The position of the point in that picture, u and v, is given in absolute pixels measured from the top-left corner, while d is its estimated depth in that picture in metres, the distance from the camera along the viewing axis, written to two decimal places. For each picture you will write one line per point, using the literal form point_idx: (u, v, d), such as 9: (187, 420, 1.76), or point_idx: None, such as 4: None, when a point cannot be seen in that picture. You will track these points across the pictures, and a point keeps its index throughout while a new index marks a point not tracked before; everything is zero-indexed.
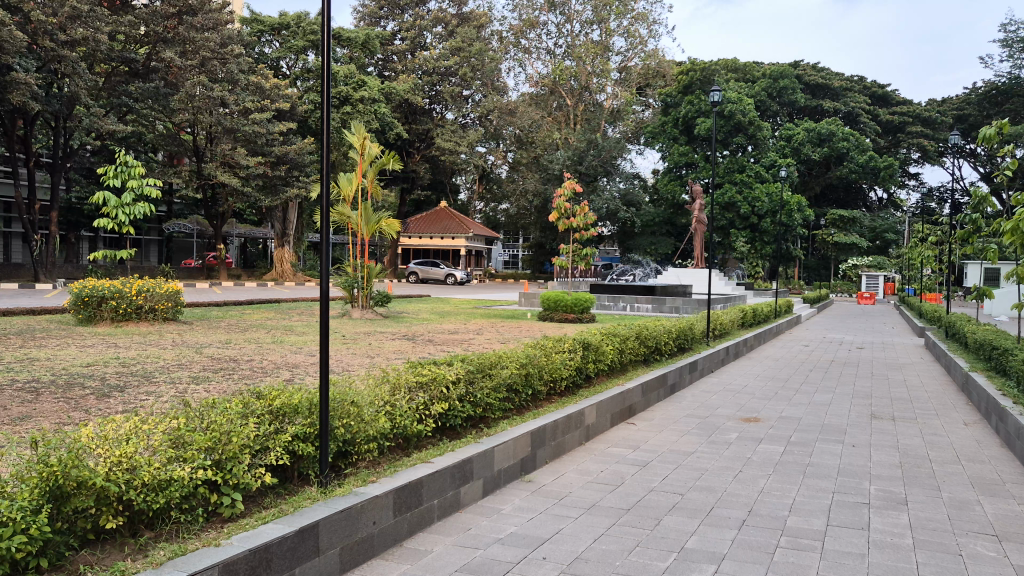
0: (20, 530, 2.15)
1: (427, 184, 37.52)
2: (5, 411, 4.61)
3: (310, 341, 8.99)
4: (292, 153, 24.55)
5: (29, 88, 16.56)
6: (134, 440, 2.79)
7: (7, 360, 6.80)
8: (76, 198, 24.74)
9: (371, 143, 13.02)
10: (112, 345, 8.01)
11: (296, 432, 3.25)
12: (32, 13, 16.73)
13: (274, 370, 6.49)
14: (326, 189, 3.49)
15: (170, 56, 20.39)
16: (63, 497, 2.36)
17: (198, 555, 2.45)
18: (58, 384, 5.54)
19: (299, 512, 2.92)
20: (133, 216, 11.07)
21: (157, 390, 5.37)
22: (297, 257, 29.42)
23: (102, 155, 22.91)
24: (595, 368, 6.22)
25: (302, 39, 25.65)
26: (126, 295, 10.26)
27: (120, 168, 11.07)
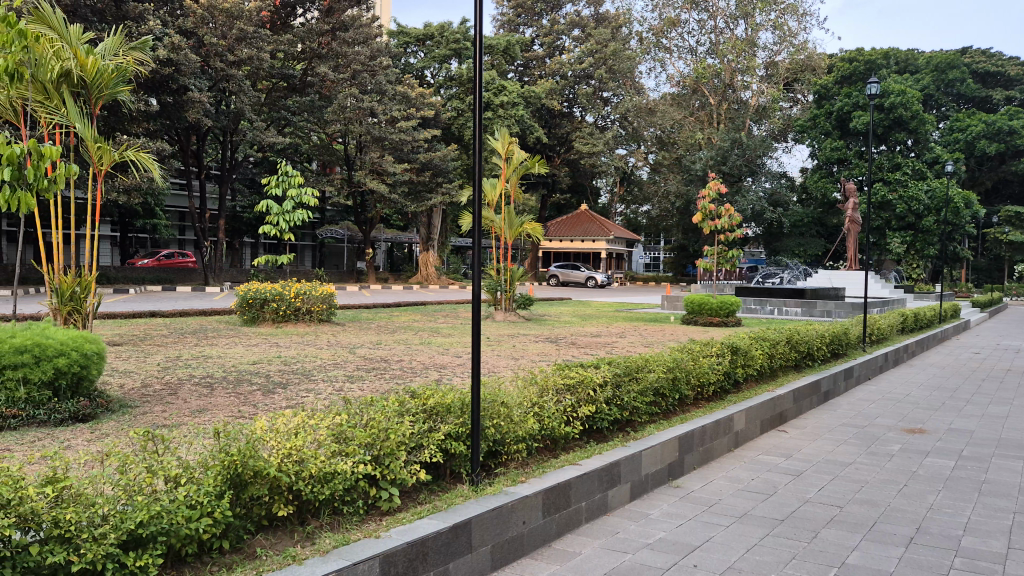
0: (206, 513, 2.35)
1: (567, 188, 37.71)
2: (183, 404, 4.99)
3: (457, 342, 9.23)
4: (437, 159, 25.22)
5: (203, 107, 17.92)
6: (302, 433, 2.96)
7: (186, 356, 7.39)
8: (240, 207, 26.53)
9: (516, 147, 13.24)
10: (275, 345, 8.54)
11: (449, 431, 3.35)
12: (206, 37, 18.13)
13: (424, 370, 6.71)
14: (479, 190, 3.59)
15: (325, 70, 21.43)
16: (242, 485, 2.57)
17: (361, 546, 2.56)
18: (230, 380, 5.97)
19: (454, 508, 3.01)
20: (293, 223, 11.68)
21: (316, 387, 5.68)
22: (441, 261, 30.30)
23: (263, 166, 24.44)
24: (743, 373, 6.04)
25: (446, 48, 26.40)
26: (286, 297, 10.88)
27: (281, 178, 11.72)
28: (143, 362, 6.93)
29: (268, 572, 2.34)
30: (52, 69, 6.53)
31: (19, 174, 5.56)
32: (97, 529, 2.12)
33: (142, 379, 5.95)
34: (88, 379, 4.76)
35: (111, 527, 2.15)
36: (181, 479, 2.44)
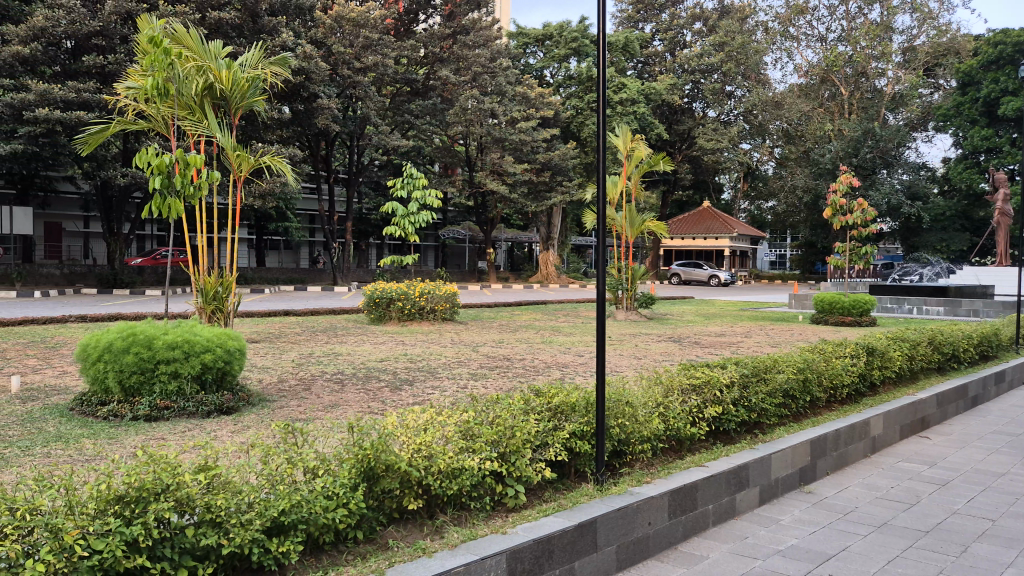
0: (342, 504, 2.47)
1: (689, 185, 36.96)
2: (318, 399, 5.19)
3: (578, 342, 9.18)
4: (556, 158, 25.23)
5: (331, 112, 18.63)
6: (431, 429, 3.03)
7: (318, 354, 7.70)
8: (366, 209, 27.44)
9: (639, 144, 13.03)
10: (402, 343, 8.79)
11: (574, 429, 3.35)
12: (334, 46, 18.89)
13: (546, 369, 6.72)
14: (604, 186, 3.57)
15: (446, 73, 21.88)
16: (374, 478, 2.66)
17: (488, 541, 2.59)
18: (360, 377, 6.19)
19: (578, 507, 3.01)
20: (418, 224, 11.91)
21: (442, 385, 5.80)
22: (561, 259, 30.31)
23: (389, 169, 25.18)
24: (881, 375, 5.74)
25: (565, 47, 26.37)
26: (411, 296, 11.17)
27: (406, 180, 12.01)
28: (279, 359, 7.26)
29: (399, 563, 2.41)
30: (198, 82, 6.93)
31: (168, 181, 5.98)
32: (244, 515, 2.25)
33: (278, 375, 6.25)
34: (231, 373, 5.06)
35: (258, 514, 2.28)
36: (319, 471, 2.56)
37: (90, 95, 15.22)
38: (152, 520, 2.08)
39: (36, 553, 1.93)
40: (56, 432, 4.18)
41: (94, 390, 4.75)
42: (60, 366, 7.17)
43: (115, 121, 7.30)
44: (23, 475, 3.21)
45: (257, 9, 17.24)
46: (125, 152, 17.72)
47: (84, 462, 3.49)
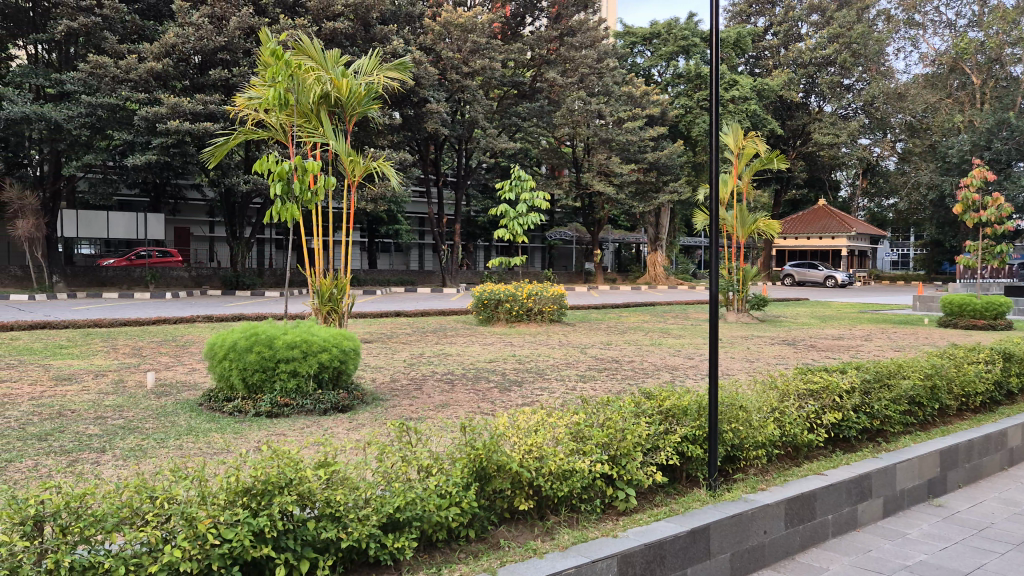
0: (455, 503, 2.51)
1: (804, 183, 35.73)
2: (429, 399, 5.30)
3: (688, 344, 9.02)
4: (664, 158, 24.75)
5: (440, 116, 18.98)
6: (542, 431, 3.04)
7: (428, 354, 7.85)
8: (474, 212, 27.83)
9: (749, 142, 12.64)
10: (509, 344, 8.88)
11: (685, 433, 3.29)
12: (443, 52, 19.21)
13: (656, 371, 6.63)
14: (717, 184, 3.49)
15: (553, 76, 21.97)
16: (486, 478, 2.70)
17: (599, 544, 2.58)
18: (470, 377, 6.28)
19: (691, 512, 2.95)
20: (525, 227, 11.92)
21: (551, 386, 5.80)
22: (669, 260, 29.83)
23: (497, 171, 25.48)
24: (1019, 383, 5.38)
25: (673, 46, 25.90)
26: (519, 298, 11.25)
27: (514, 182, 11.99)
28: (391, 359, 7.46)
29: (511, 562, 2.43)
30: (314, 93, 7.19)
31: (288, 188, 6.23)
32: (362, 511, 2.33)
33: (391, 374, 6.44)
34: (347, 372, 5.23)
35: (374, 510, 2.36)
36: (432, 470, 2.62)
37: (215, 107, 16.05)
38: (277, 513, 2.17)
39: (173, 540, 2.06)
40: (186, 426, 4.42)
41: (221, 386, 5.01)
42: (190, 363, 7.60)
43: (239, 131, 7.65)
44: (159, 467, 3.41)
45: (369, 19, 17.81)
46: (247, 160, 18.66)
47: (214, 455, 3.67)
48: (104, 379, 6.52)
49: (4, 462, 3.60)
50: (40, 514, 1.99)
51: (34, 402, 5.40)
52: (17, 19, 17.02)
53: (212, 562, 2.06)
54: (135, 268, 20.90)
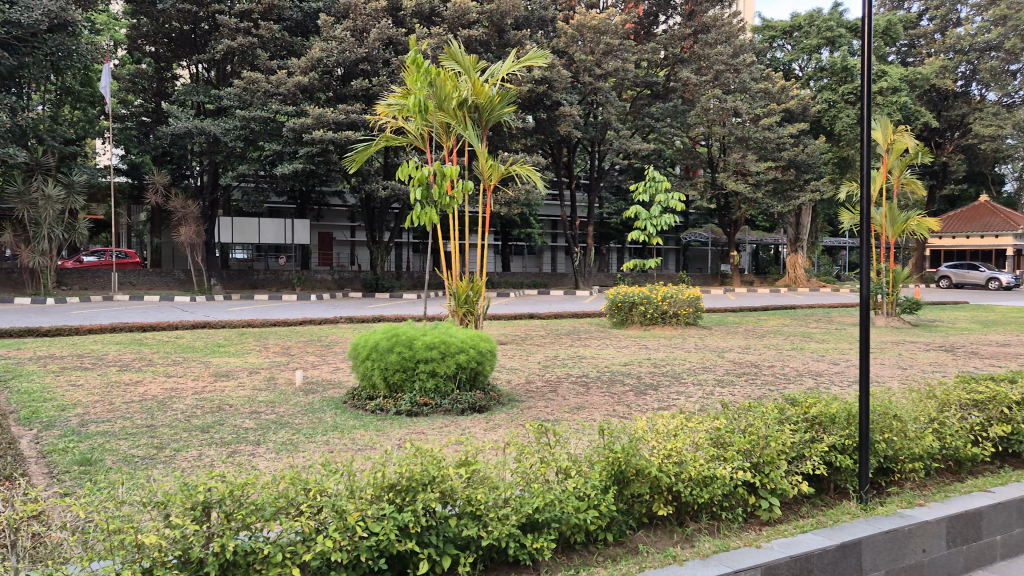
0: (593, 506, 2.50)
1: (963, 178, 33.41)
2: (563, 401, 5.32)
3: (833, 348, 8.62)
4: (803, 154, 23.75)
5: (573, 119, 19.03)
6: (681, 435, 2.97)
7: (563, 356, 7.87)
8: (607, 214, 27.70)
9: (900, 137, 11.97)
10: (644, 347, 8.78)
11: (833, 442, 3.14)
12: (576, 55, 19.24)
13: (799, 377, 6.38)
14: (868, 182, 3.32)
15: (686, 74, 21.66)
16: (624, 481, 2.68)
17: (741, 554, 2.50)
18: (605, 380, 6.26)
19: (840, 525, 2.81)
20: (660, 229, 11.73)
21: (687, 390, 5.69)
22: (811, 262, 28.61)
23: (630, 173, 25.27)
24: None
25: (816, 38, 24.76)
26: (653, 301, 11.11)
27: (649, 184, 11.81)
28: (526, 361, 7.54)
29: (649, 567, 2.40)
30: (453, 99, 7.37)
31: (427, 193, 6.40)
32: (502, 510, 2.37)
33: (526, 376, 6.50)
34: (483, 373, 5.32)
35: (513, 510, 2.39)
36: (571, 471, 2.63)
37: (356, 116, 16.75)
38: (421, 509, 2.24)
39: (324, 530, 2.16)
40: (333, 423, 4.63)
41: (364, 384, 5.22)
42: (335, 362, 7.97)
43: (379, 138, 7.90)
44: (311, 460, 3.59)
45: (503, 24, 18.14)
46: (386, 166, 19.36)
47: (360, 450, 3.82)
48: (257, 376, 6.93)
49: (173, 452, 3.89)
50: (207, 500, 2.14)
51: (197, 396, 5.81)
52: (181, 40, 18.42)
53: (360, 553, 2.14)
54: (284, 271, 22.11)
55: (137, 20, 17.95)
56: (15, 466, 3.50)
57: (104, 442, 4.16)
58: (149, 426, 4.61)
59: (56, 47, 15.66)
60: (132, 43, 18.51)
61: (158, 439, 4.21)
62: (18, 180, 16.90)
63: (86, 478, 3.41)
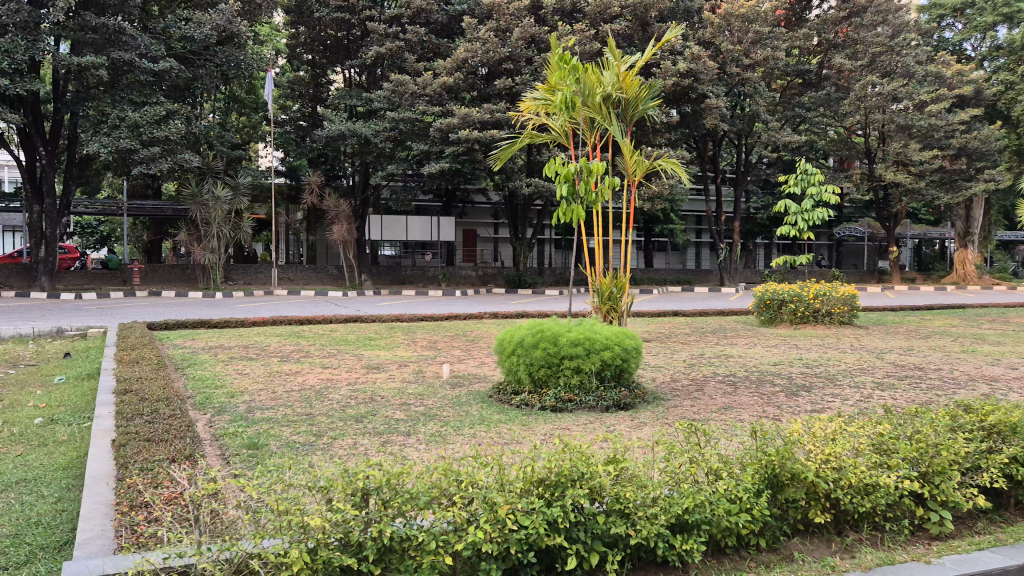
0: (745, 509, 2.43)
1: None
2: (711, 400, 5.19)
3: (1010, 352, 7.94)
4: (976, 141, 21.95)
5: (719, 112, 18.49)
6: (839, 439, 2.84)
7: (709, 355, 7.69)
8: (755, 208, 26.80)
9: None
10: (794, 346, 8.44)
11: (1014, 454, 2.90)
12: (722, 46, 18.70)
13: (969, 382, 5.92)
14: None
15: (840, 61, 20.71)
16: (779, 486, 2.60)
17: (907, 568, 2.36)
18: (753, 380, 6.05)
19: (1021, 544, 2.60)
20: (813, 223, 11.20)
21: (843, 393, 5.42)
22: (982, 257, 26.53)
23: (779, 165, 24.33)
24: None
25: (991, 15, 22.88)
26: (804, 299, 10.66)
27: (800, 177, 11.32)
28: (670, 359, 7.42)
29: None
30: (598, 94, 7.32)
31: (574, 189, 6.39)
32: (650, 509, 2.34)
33: (671, 374, 6.40)
34: (628, 370, 5.27)
35: (662, 509, 2.36)
36: (722, 473, 2.55)
37: (500, 115, 17.02)
38: (570, 504, 2.25)
39: (475, 521, 2.21)
40: (479, 416, 4.74)
41: (509, 380, 5.31)
42: (480, 357, 8.14)
43: (524, 134, 7.96)
44: (460, 451, 3.69)
45: (647, 18, 17.91)
46: (530, 164, 19.57)
47: (507, 444, 3.90)
48: (406, 369, 7.20)
49: (331, 439, 4.10)
50: (366, 486, 2.23)
51: (351, 387, 6.10)
52: (335, 47, 19.33)
53: (510, 545, 2.19)
54: (431, 267, 22.77)
55: (296, 30, 19.04)
56: (195, 447, 3.80)
57: (269, 428, 4.44)
58: (309, 414, 4.89)
59: (226, 59, 16.74)
60: (291, 52, 19.61)
61: (317, 426, 4.45)
62: (192, 183, 18.27)
63: (254, 461, 3.65)
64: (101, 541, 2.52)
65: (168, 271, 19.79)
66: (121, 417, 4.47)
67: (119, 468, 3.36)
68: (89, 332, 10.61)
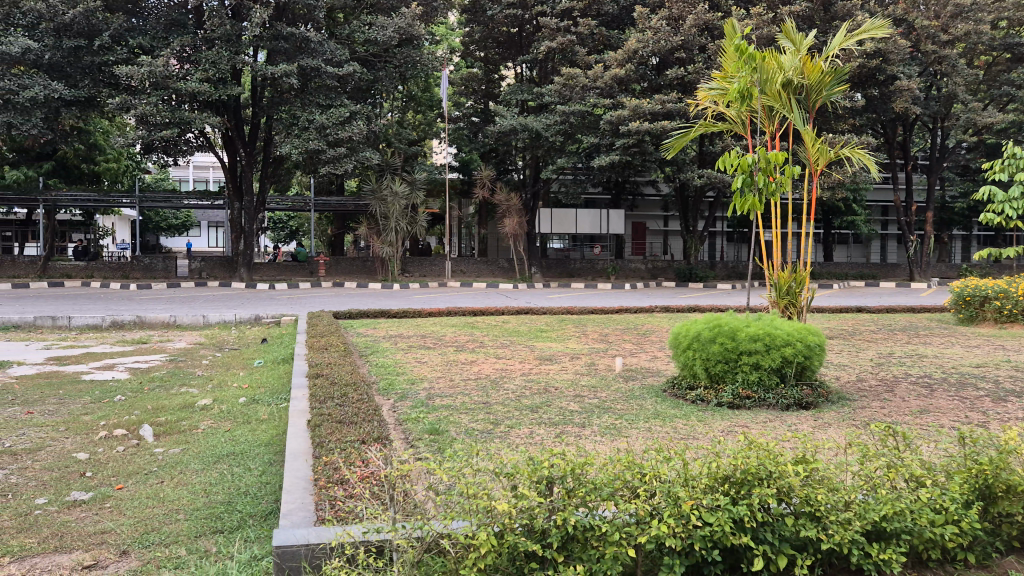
0: (951, 521, 2.27)
1: None
2: (905, 403, 4.86)
3: None
4: None
5: (911, 94, 17.19)
6: None
7: (900, 354, 7.18)
8: (952, 197, 24.77)
9: None
10: (1001, 348, 7.70)
11: None
12: (916, 22, 17.42)
13: None
14: None
15: None
16: (992, 498, 2.40)
17: None
18: (952, 383, 5.59)
19: None
20: (1022, 213, 10.19)
21: None
22: None
23: (981, 149, 22.35)
24: None
25: None
26: (1012, 296, 9.75)
27: (1007, 162, 10.32)
28: (856, 357, 7.01)
29: None
30: (777, 79, 7.00)
31: (751, 180, 6.15)
32: (844, 514, 2.23)
33: (857, 373, 6.04)
34: (811, 368, 5.02)
35: (857, 515, 2.25)
36: (925, 481, 2.39)
37: (672, 105, 16.70)
38: (757, 504, 2.19)
39: (658, 514, 2.20)
40: (654, 410, 4.69)
41: (684, 374, 5.20)
42: (652, 351, 8.04)
43: (699, 124, 7.77)
44: (637, 446, 3.69)
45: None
46: (702, 155, 19.08)
47: (684, 440, 3.84)
48: (578, 361, 7.23)
49: (507, 428, 4.20)
50: (551, 475, 2.28)
51: (524, 377, 6.23)
52: (508, 43, 19.84)
53: (694, 542, 2.16)
54: (600, 260, 22.75)
55: (470, 28, 19.70)
56: (381, 430, 4.01)
57: (449, 415, 4.62)
58: (485, 403, 5.04)
59: (405, 60, 17.49)
60: (465, 50, 20.26)
61: (494, 415, 4.58)
62: (372, 180, 19.25)
63: (436, 447, 3.80)
64: (304, 513, 2.71)
65: (350, 263, 20.99)
66: (315, 399, 4.80)
67: (316, 447, 3.61)
68: (282, 319, 11.45)
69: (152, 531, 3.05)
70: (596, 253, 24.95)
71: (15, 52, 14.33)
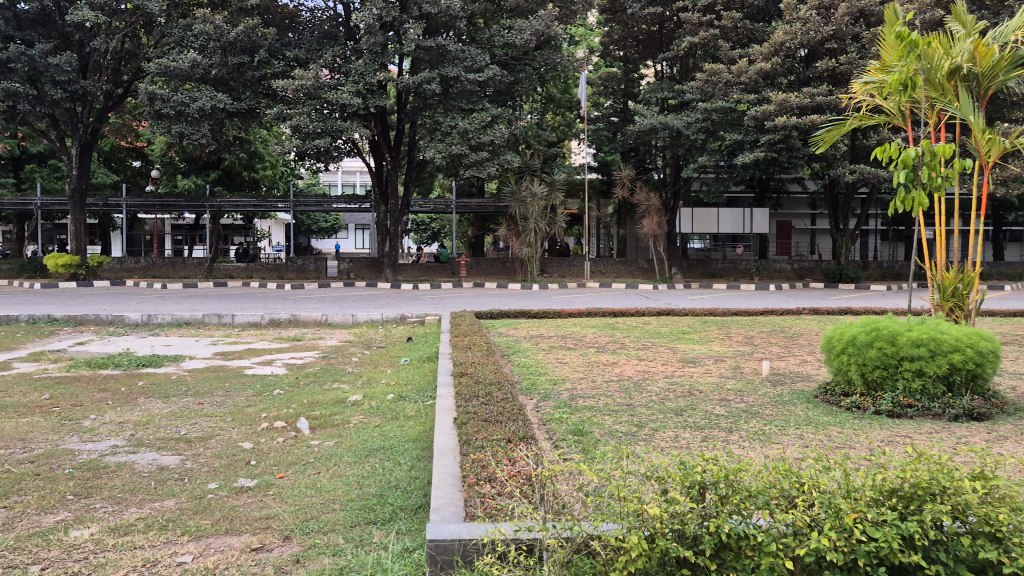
0: None
1: None
2: None
3: None
4: None
5: None
6: None
7: None
8: None
9: None
10: None
11: None
12: None
13: None
14: None
15: None
16: None
17: None
18: None
19: None
20: None
21: None
22: None
23: None
24: None
25: None
26: None
27: None
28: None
29: None
30: (944, 67, 6.50)
31: (914, 175, 5.75)
32: None
33: None
34: (984, 377, 4.65)
35: None
36: None
37: (822, 98, 15.96)
38: (929, 521, 2.04)
39: (818, 526, 2.10)
40: (806, 417, 4.50)
41: (838, 380, 4.95)
42: (802, 355, 7.70)
43: (852, 117, 7.37)
44: (788, 454, 3.54)
45: None
46: (855, 149, 18.13)
47: (838, 449, 3.65)
48: (724, 364, 7.03)
49: (651, 431, 4.14)
50: (703, 481, 2.22)
51: (667, 379, 6.12)
52: (648, 41, 19.65)
53: (858, 557, 2.05)
54: (744, 261, 22.09)
55: (609, 28, 19.63)
56: (525, 430, 4.05)
57: (591, 416, 4.60)
58: (627, 404, 4.99)
59: (545, 62, 17.62)
60: (605, 49, 20.18)
61: (638, 418, 4.52)
62: (513, 182, 19.51)
63: (581, 448, 3.79)
64: (453, 508, 2.78)
65: (490, 263, 21.37)
66: (460, 397, 4.91)
67: (462, 445, 3.69)
68: (426, 318, 11.81)
69: (312, 519, 3.21)
70: (740, 253, 24.22)
71: (186, 67, 15.44)
